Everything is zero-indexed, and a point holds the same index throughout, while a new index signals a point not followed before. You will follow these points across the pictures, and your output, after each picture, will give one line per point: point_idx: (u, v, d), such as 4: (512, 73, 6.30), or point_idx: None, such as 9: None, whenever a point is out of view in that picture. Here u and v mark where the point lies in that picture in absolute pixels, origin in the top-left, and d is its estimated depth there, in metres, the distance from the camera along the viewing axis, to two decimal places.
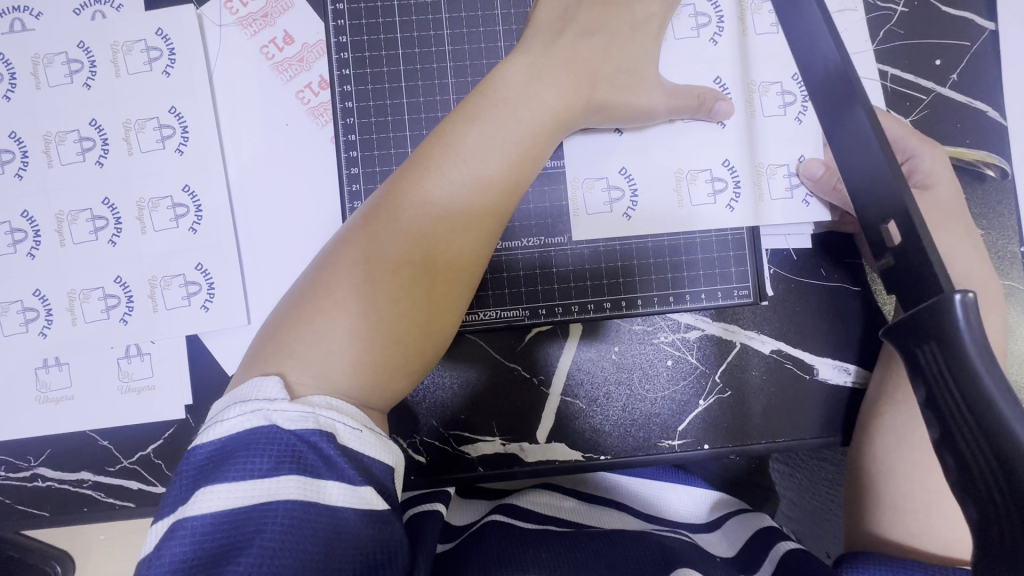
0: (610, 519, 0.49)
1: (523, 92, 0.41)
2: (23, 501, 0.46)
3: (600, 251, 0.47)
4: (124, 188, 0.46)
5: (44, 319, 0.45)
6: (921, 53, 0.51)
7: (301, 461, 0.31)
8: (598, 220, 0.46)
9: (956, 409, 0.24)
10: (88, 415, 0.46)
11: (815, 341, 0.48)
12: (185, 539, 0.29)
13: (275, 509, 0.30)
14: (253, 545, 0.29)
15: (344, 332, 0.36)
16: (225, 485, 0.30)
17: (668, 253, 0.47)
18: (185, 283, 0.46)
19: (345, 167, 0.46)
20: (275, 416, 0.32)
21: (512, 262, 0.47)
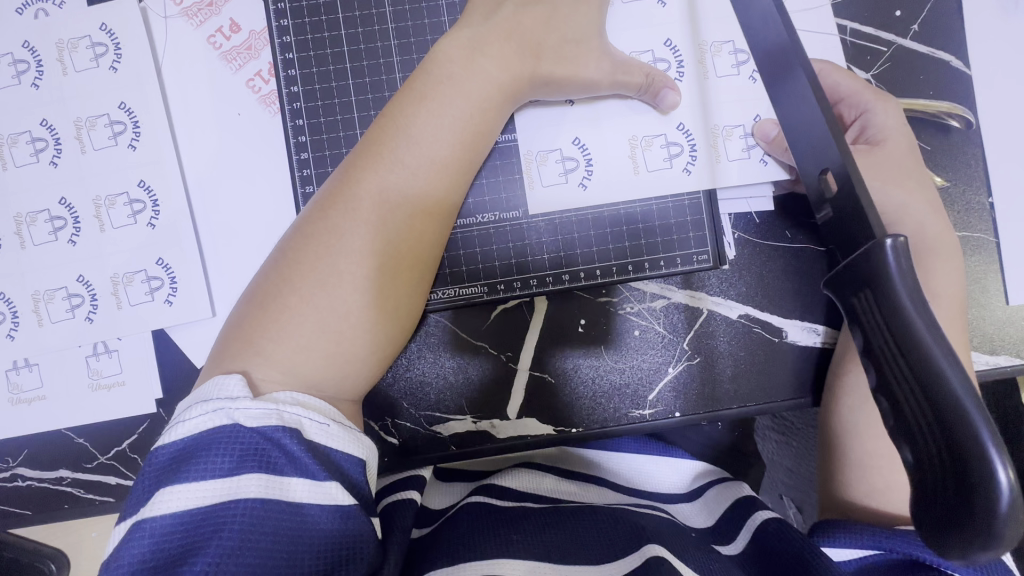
0: (588, 493, 0.49)
1: (467, 66, 0.40)
2: (5, 502, 0.47)
3: (557, 223, 0.47)
4: (80, 187, 0.46)
5: (11, 322, 0.46)
6: (879, 5, 0.50)
7: (265, 459, 0.31)
8: (554, 193, 0.46)
9: (893, 357, 0.25)
10: (61, 413, 0.46)
11: (781, 303, 0.48)
12: (145, 539, 0.29)
13: (236, 508, 0.30)
14: (212, 545, 0.29)
15: (302, 321, 0.36)
16: (187, 485, 0.30)
17: (626, 221, 0.47)
18: (147, 278, 0.46)
19: (295, 153, 0.46)
20: (238, 414, 0.32)
21: (469, 239, 0.47)
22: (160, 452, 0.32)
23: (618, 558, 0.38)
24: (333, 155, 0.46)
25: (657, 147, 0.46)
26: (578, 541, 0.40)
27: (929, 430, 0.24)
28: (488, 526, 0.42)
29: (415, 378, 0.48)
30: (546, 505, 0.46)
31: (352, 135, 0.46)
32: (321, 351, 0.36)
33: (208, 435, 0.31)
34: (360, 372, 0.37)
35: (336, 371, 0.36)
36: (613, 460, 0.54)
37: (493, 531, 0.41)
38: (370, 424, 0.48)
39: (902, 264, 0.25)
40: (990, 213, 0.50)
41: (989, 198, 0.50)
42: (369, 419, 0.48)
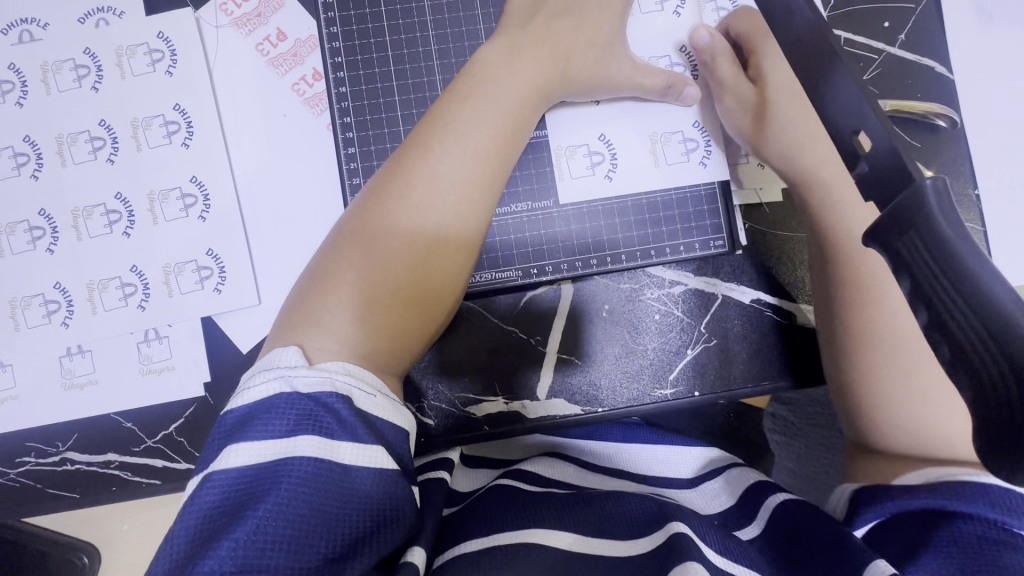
0: (608, 482, 0.52)
1: (507, 69, 0.44)
2: (54, 485, 0.48)
3: (581, 212, 0.50)
4: (135, 182, 0.49)
5: (66, 310, 0.48)
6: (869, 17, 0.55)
7: (317, 423, 0.33)
8: (582, 184, 0.50)
9: (942, 289, 0.25)
10: (110, 398, 0.48)
11: (792, 287, 0.52)
12: (214, 489, 0.32)
13: (293, 465, 0.32)
14: (271, 496, 0.31)
15: (358, 293, 0.39)
16: (250, 443, 0.33)
17: (648, 211, 0.50)
18: (198, 268, 0.49)
19: (343, 148, 0.49)
20: (296, 381, 0.34)
21: (500, 227, 0.50)
22: (225, 416, 0.34)
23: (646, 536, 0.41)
24: (377, 150, 0.49)
25: (675, 142, 0.50)
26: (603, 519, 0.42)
27: (988, 354, 0.24)
28: (516, 507, 0.44)
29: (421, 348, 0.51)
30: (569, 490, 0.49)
31: (394, 132, 0.49)
32: (373, 324, 0.39)
33: (269, 400, 0.34)
34: (409, 345, 0.41)
35: (391, 344, 0.39)
36: (633, 451, 0.57)
37: (517, 510, 0.44)
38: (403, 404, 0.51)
39: (945, 203, 0.25)
40: (977, 204, 0.54)
41: (976, 190, 0.54)
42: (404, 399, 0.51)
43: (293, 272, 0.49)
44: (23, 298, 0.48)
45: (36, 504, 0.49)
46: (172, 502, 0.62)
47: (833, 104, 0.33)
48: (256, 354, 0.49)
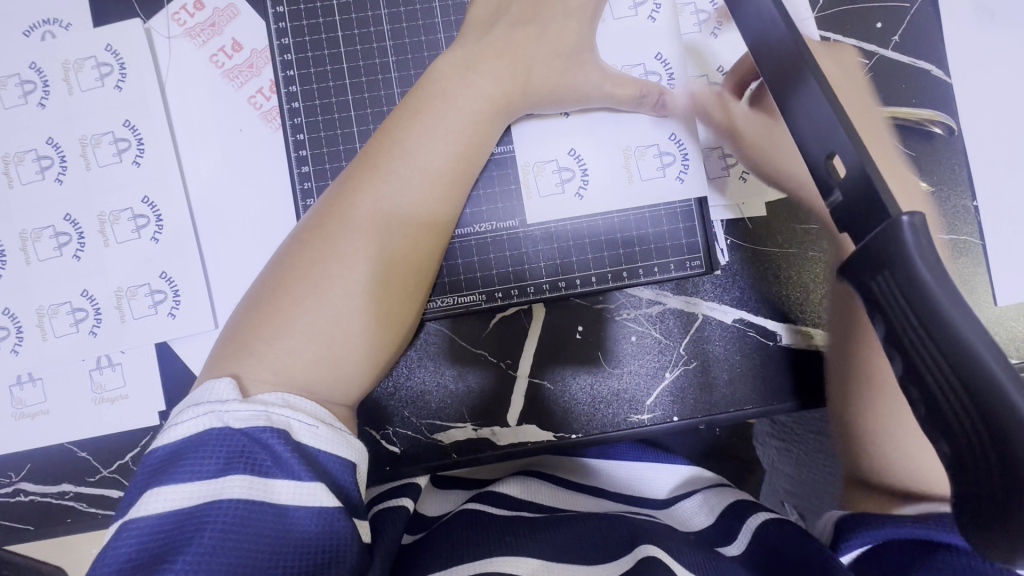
0: (583, 501, 0.48)
1: (461, 82, 0.41)
2: (7, 517, 0.47)
3: (547, 231, 0.48)
4: (85, 203, 0.47)
5: (15, 337, 0.46)
6: (861, 18, 0.51)
7: (249, 461, 0.30)
8: (551, 202, 0.47)
9: (916, 336, 0.22)
10: (63, 427, 0.46)
11: (775, 307, 0.49)
12: (132, 538, 0.29)
13: (218, 510, 0.29)
14: (192, 545, 0.28)
15: (296, 325, 0.36)
16: (173, 486, 0.30)
17: (621, 232, 0.48)
18: (151, 292, 0.47)
19: (296, 167, 0.47)
20: (227, 416, 0.32)
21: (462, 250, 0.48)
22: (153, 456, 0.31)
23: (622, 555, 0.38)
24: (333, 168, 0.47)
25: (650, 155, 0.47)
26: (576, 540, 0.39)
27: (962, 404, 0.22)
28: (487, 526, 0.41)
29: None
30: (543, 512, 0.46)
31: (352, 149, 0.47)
32: (314, 359, 0.36)
33: (198, 438, 0.31)
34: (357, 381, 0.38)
35: (338, 378, 0.37)
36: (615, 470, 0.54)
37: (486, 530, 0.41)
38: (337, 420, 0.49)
39: (923, 242, 0.22)
40: (975, 216, 0.51)
41: (975, 201, 0.51)
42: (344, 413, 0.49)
43: None
44: None
45: None
46: None
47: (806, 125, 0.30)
48: None
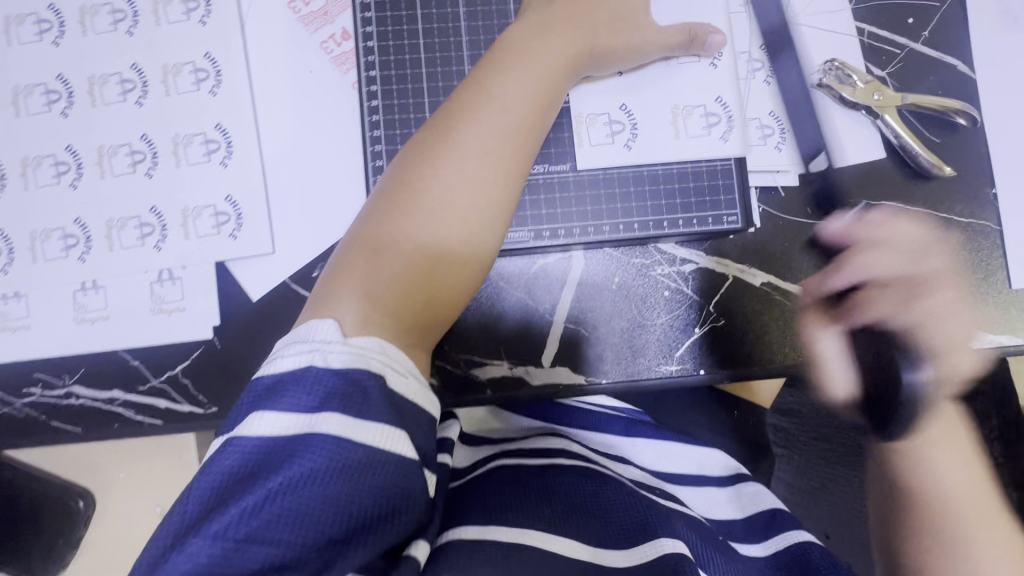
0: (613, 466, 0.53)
1: (535, 41, 0.45)
2: (56, 417, 0.49)
3: (589, 181, 0.51)
4: (161, 125, 0.50)
5: (83, 245, 0.49)
6: (895, 12, 0.55)
7: (346, 406, 0.32)
8: (597, 153, 0.50)
9: None
10: (119, 334, 0.49)
11: (802, 272, 0.52)
12: (237, 453, 0.32)
13: (316, 445, 0.31)
14: (293, 469, 0.31)
15: (372, 289, 0.38)
16: (276, 414, 0.32)
17: (659, 187, 0.51)
18: (215, 213, 0.50)
19: (366, 100, 0.50)
20: (331, 356, 0.33)
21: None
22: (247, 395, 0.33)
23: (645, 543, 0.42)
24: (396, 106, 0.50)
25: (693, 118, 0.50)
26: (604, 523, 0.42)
27: None
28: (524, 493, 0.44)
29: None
30: (580, 461, 0.50)
31: (416, 91, 0.50)
32: (395, 315, 0.37)
33: (301, 372, 0.33)
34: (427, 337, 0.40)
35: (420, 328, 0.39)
36: (634, 444, 0.59)
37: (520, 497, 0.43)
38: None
39: None
40: (994, 203, 0.54)
41: (994, 190, 0.54)
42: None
43: (309, 221, 0.50)
44: (42, 230, 0.49)
45: (38, 437, 0.49)
46: (170, 451, 0.62)
47: None
48: (267, 302, 0.50)
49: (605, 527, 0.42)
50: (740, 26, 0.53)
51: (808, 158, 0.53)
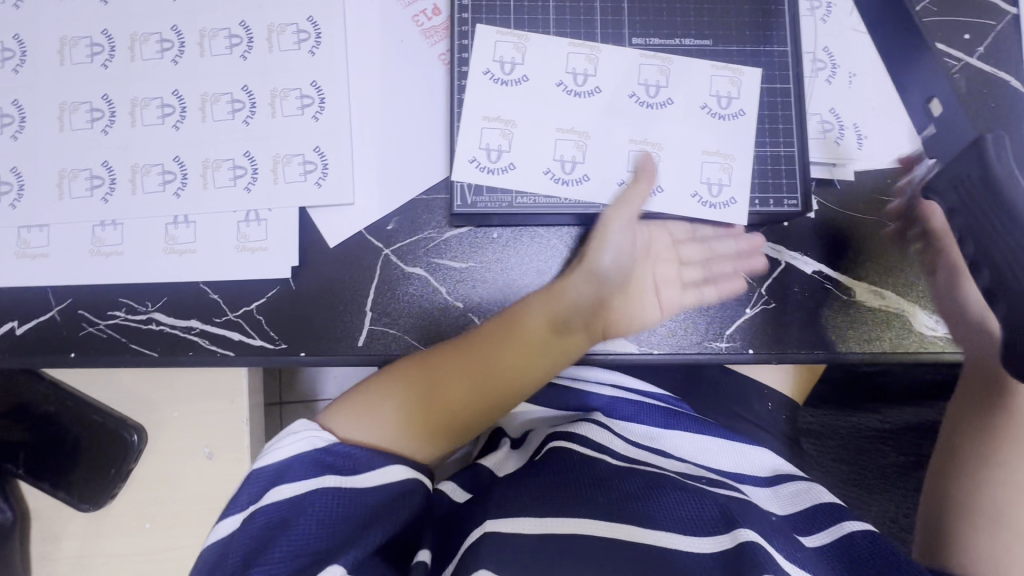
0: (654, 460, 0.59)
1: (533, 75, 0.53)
2: (137, 341, 0.52)
3: (634, 158, 0.52)
4: (261, 78, 0.53)
5: (180, 181, 0.52)
6: (952, 28, 0.58)
7: (333, 466, 0.47)
8: (660, 132, 0.52)
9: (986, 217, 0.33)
10: (203, 267, 0.52)
11: (851, 265, 0.55)
12: (206, 557, 0.44)
13: (253, 542, 0.43)
14: (253, 542, 0.43)
15: (384, 410, 0.50)
16: (227, 524, 0.45)
17: (705, 170, 0.52)
18: (303, 162, 0.53)
19: (458, 65, 0.53)
20: (260, 464, 0.46)
21: (556, 160, 0.52)
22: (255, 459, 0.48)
23: (715, 538, 0.46)
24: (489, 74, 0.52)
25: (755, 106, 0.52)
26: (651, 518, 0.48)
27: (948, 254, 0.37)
28: (559, 491, 0.50)
29: (430, 229, 0.54)
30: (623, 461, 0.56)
31: (496, 62, 0.53)
32: (391, 427, 0.50)
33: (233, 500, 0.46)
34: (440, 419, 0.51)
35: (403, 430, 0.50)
36: (673, 436, 0.64)
37: (562, 489, 0.50)
38: (435, 300, 0.53)
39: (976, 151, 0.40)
40: None
41: None
42: (441, 292, 0.54)
43: (388, 178, 0.54)
44: (143, 165, 0.52)
45: (117, 358, 0.52)
46: (222, 394, 0.64)
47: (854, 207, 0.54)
48: (343, 250, 0.53)
49: (655, 515, 0.48)
50: (807, 28, 0.56)
51: (865, 156, 0.55)
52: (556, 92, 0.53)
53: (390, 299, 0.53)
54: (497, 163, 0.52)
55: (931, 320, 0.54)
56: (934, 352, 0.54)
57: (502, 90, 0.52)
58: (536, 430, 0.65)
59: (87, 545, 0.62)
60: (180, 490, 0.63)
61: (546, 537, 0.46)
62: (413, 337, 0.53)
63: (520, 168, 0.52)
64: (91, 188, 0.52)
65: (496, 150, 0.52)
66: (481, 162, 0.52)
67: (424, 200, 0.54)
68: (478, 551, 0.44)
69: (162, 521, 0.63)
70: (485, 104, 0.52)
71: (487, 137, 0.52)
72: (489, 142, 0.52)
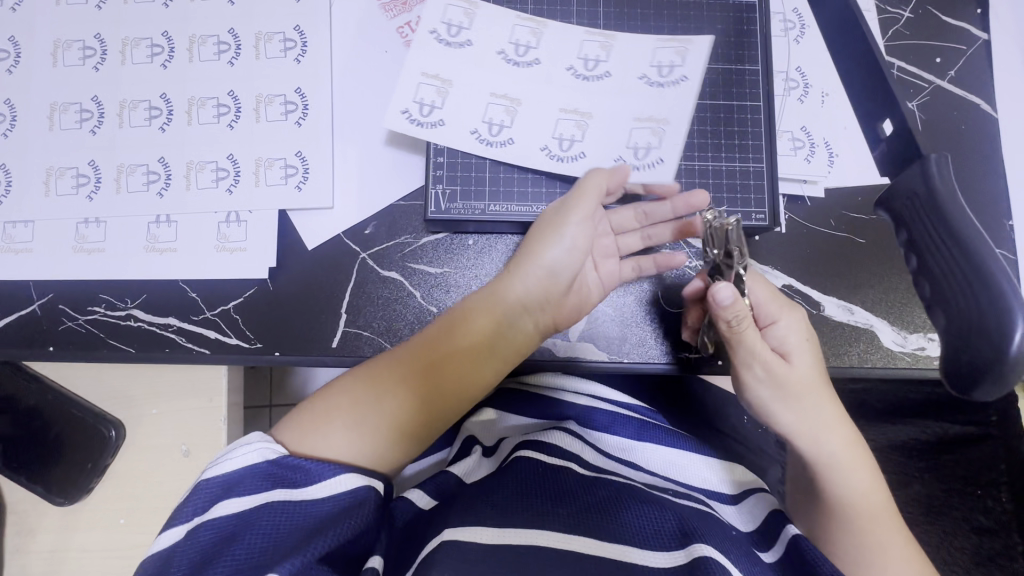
0: (619, 467, 0.62)
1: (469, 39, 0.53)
2: (115, 337, 0.53)
3: (562, 124, 0.53)
4: (247, 84, 0.55)
5: (164, 182, 0.53)
6: (924, 51, 0.59)
7: (283, 478, 0.46)
8: (593, 103, 0.53)
9: (937, 245, 0.32)
10: (184, 267, 0.53)
11: (820, 280, 0.56)
12: (150, 566, 0.43)
13: (200, 558, 0.42)
14: (200, 555, 0.43)
15: (344, 423, 0.49)
16: (172, 532, 0.44)
17: (634, 135, 0.53)
18: (285, 165, 0.54)
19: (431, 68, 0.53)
20: (207, 474, 0.46)
21: (484, 122, 0.53)
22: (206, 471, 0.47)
23: (671, 552, 0.50)
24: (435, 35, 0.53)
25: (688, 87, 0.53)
26: (612, 533, 0.51)
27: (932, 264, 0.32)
28: (524, 504, 0.53)
29: (408, 234, 0.55)
30: (591, 466, 0.59)
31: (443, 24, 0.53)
32: (355, 439, 0.49)
33: (182, 506, 0.45)
34: (406, 422, 0.50)
35: (370, 438, 0.49)
36: (645, 449, 0.65)
37: (527, 501, 0.54)
38: (410, 303, 0.54)
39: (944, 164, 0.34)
40: (1011, 235, 0.56)
41: (1011, 222, 0.57)
42: (415, 297, 0.54)
43: (369, 183, 0.55)
44: (128, 165, 0.54)
45: (96, 353, 0.53)
46: (201, 393, 0.65)
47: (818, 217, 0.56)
48: (321, 253, 0.54)
49: (616, 528, 0.52)
50: (780, 48, 0.57)
51: (835, 174, 0.56)
52: (496, 59, 0.53)
53: (365, 302, 0.54)
54: (426, 117, 0.52)
55: (901, 335, 0.55)
56: (904, 368, 0.55)
57: (444, 49, 0.53)
58: (510, 438, 0.67)
59: (60, 539, 0.63)
60: (155, 486, 0.64)
61: (512, 547, 0.49)
62: (386, 340, 0.54)
63: (449, 124, 0.52)
64: (77, 186, 0.54)
65: (429, 104, 0.52)
66: (413, 114, 0.52)
67: (402, 206, 0.55)
68: (436, 559, 0.48)
69: (135, 518, 0.63)
70: (426, 60, 0.53)
71: (422, 90, 0.52)
72: (421, 96, 0.52)
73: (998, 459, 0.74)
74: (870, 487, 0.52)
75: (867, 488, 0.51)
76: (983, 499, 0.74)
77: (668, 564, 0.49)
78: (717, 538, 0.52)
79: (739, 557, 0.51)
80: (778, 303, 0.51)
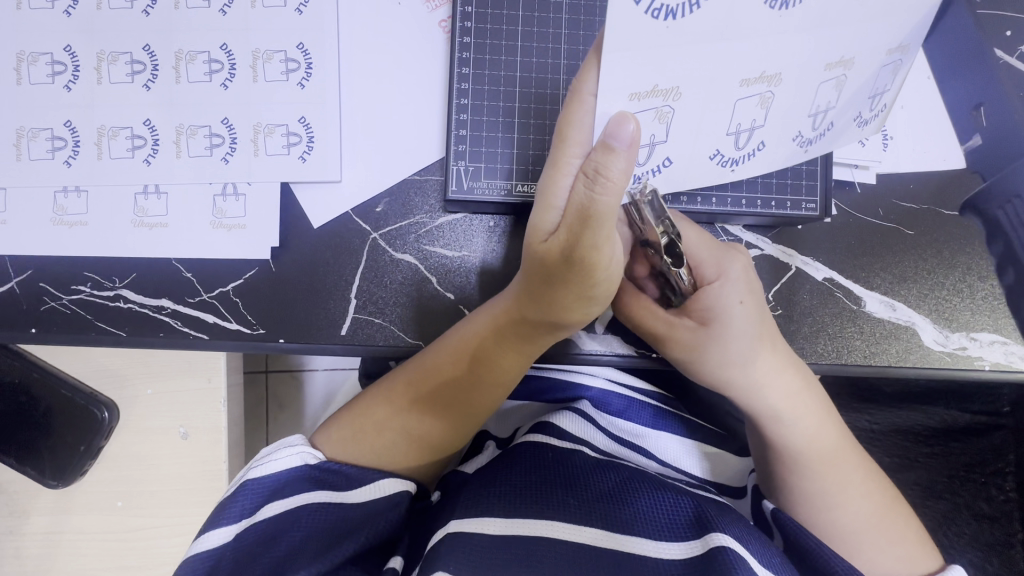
0: (636, 458, 0.61)
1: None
2: (104, 319, 0.49)
3: (741, 107, 0.37)
4: (242, 36, 0.48)
5: (151, 148, 0.48)
6: (993, 23, 0.52)
7: (323, 480, 0.47)
8: (680, 68, 0.33)
9: None
10: (175, 243, 0.49)
11: (864, 275, 0.52)
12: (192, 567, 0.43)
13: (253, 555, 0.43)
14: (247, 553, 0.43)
15: (367, 433, 0.50)
16: (216, 533, 0.44)
17: (877, 78, 0.38)
18: (287, 133, 0.48)
19: (456, 98, 0.48)
20: (248, 476, 0.46)
21: (731, 135, 0.39)
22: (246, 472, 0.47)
23: (687, 543, 0.48)
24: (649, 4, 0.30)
25: None
26: (624, 523, 0.49)
27: None
28: (532, 494, 0.51)
29: (422, 213, 0.50)
30: (603, 455, 0.58)
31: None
32: (378, 446, 0.50)
33: (222, 506, 0.46)
34: (423, 423, 0.50)
35: (395, 441, 0.50)
36: (659, 436, 0.64)
37: (535, 489, 0.52)
38: (423, 288, 0.50)
39: None
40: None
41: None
42: (430, 282, 0.50)
43: (380, 155, 0.50)
44: (111, 128, 0.48)
45: (85, 335, 0.49)
46: (199, 373, 0.62)
47: (862, 209, 0.52)
48: (327, 232, 0.50)
49: (639, 524, 0.50)
50: None
51: (889, 158, 0.52)
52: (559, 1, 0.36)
53: (376, 287, 0.50)
54: (646, 165, 0.39)
55: (943, 334, 0.52)
56: (943, 368, 0.52)
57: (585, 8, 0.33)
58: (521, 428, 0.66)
59: (57, 520, 0.60)
60: (154, 470, 0.61)
61: (519, 539, 0.47)
62: (398, 327, 0.50)
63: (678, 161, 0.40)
64: (53, 149, 0.48)
65: (646, 146, 0.37)
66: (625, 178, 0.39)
67: (417, 181, 0.50)
68: (443, 550, 0.45)
69: (134, 500, 0.61)
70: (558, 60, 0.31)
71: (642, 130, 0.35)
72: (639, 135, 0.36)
73: (1007, 449, 0.72)
74: (817, 431, 0.53)
75: (813, 433, 0.52)
76: (986, 486, 0.72)
77: (682, 556, 0.47)
78: (739, 527, 0.50)
79: (760, 549, 0.48)
80: (717, 257, 0.49)
